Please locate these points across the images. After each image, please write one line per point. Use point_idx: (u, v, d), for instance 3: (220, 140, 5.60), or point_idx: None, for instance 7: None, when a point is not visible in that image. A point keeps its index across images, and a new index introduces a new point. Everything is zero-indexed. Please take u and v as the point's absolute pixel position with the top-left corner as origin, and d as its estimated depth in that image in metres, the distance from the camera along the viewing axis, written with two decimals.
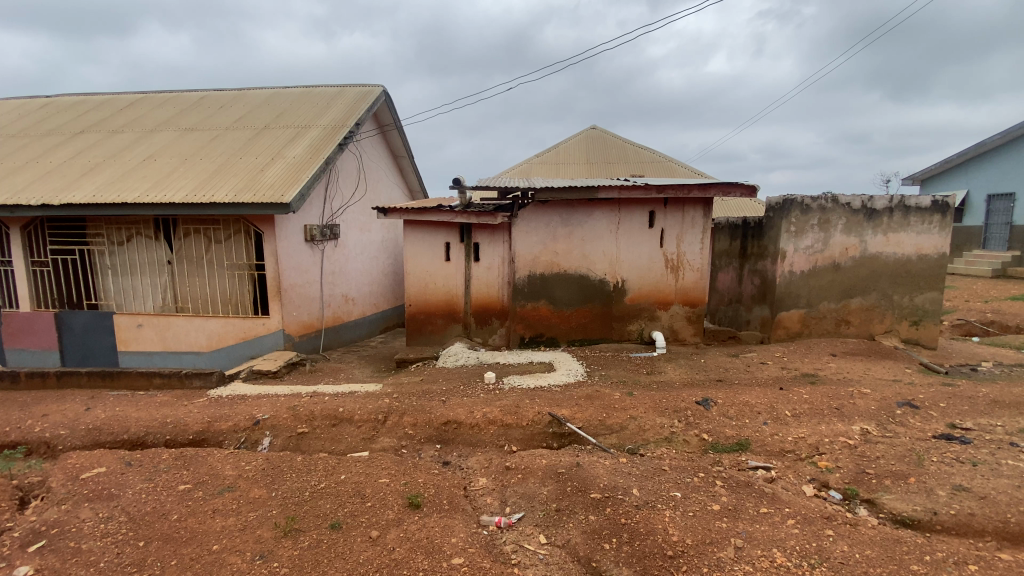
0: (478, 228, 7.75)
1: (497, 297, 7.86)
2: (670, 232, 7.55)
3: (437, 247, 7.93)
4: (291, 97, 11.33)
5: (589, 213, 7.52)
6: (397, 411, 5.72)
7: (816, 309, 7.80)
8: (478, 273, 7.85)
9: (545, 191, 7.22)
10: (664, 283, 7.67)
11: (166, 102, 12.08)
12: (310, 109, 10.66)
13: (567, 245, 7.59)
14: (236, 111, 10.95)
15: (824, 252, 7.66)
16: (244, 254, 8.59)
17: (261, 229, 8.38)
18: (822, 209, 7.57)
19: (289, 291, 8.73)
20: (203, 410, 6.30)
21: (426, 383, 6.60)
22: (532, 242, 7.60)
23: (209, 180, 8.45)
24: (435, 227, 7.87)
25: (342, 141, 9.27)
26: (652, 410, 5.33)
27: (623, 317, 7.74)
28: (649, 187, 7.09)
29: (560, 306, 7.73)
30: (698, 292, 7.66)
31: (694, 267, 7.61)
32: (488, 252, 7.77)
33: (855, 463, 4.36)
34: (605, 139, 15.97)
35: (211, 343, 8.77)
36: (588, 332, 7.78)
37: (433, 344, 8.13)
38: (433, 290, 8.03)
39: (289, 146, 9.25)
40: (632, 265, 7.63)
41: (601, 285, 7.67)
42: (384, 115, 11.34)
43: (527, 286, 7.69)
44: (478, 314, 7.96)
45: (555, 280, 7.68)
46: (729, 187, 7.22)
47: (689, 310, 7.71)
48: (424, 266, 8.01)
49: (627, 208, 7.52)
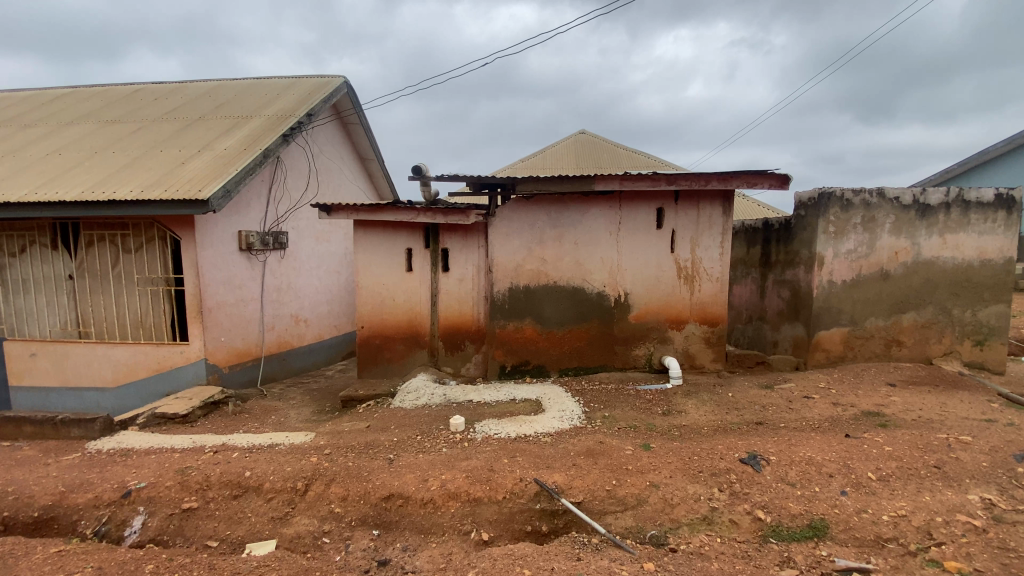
0: (446, 231, 6.26)
1: (471, 316, 6.33)
2: (682, 234, 6.10)
3: (396, 254, 6.37)
4: (237, 87, 9.81)
5: (583, 210, 6.04)
6: (325, 476, 4.13)
7: (861, 326, 6.37)
8: (448, 286, 6.33)
9: (530, 182, 5.77)
10: (676, 297, 6.18)
11: (96, 95, 10.49)
12: (256, 99, 9.14)
13: (556, 250, 6.09)
14: (171, 103, 9.36)
15: (869, 257, 6.28)
16: (159, 267, 6.88)
17: (179, 235, 6.70)
18: (866, 205, 6.22)
19: (215, 311, 7.05)
20: (61, 474, 4.57)
21: (373, 432, 4.99)
22: (513, 247, 6.10)
23: (115, 174, 6.86)
24: (393, 229, 6.32)
25: (288, 131, 7.77)
26: (681, 474, 3.77)
27: (627, 340, 6.19)
28: (656, 178, 5.71)
29: (549, 327, 6.17)
30: (719, 307, 6.17)
31: (713, 277, 6.14)
32: (460, 260, 6.27)
33: (1002, 565, 2.83)
34: (595, 144, 14.72)
35: (117, 376, 7.05)
36: (584, 358, 6.19)
37: (392, 376, 6.49)
38: (391, 308, 6.44)
39: (223, 137, 7.68)
40: (636, 274, 6.13)
41: (599, 300, 6.14)
42: (344, 109, 9.91)
43: (508, 302, 6.15)
44: (448, 337, 6.39)
45: (543, 294, 6.14)
46: (754, 176, 5.81)
47: (707, 330, 6.20)
48: (379, 278, 6.41)
49: (630, 204, 6.04)
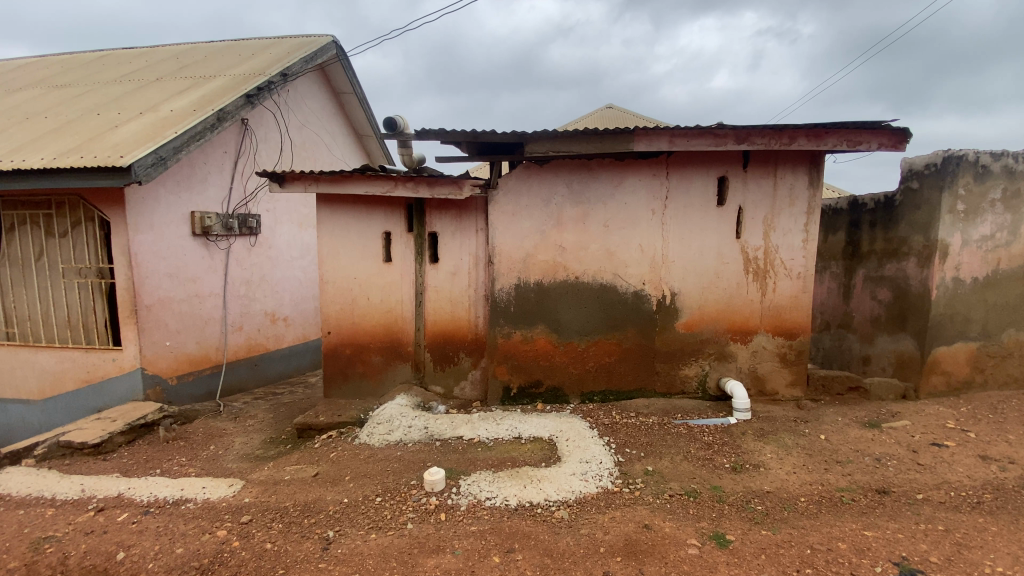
0: (434, 208, 4.77)
1: (466, 320, 4.84)
2: (751, 213, 4.50)
3: (371, 239, 4.87)
4: (209, 48, 8.44)
5: (615, 181, 4.48)
6: (226, 571, 2.72)
7: (994, 341, 4.69)
8: (437, 281, 4.85)
9: (544, 141, 4.21)
10: (740, 299, 4.59)
11: (57, 62, 9.25)
12: (226, 59, 7.75)
13: (579, 235, 4.55)
14: (130, 66, 8.06)
15: (1011, 246, 4.60)
16: (86, 254, 5.58)
17: (107, 214, 5.38)
18: (1011, 174, 4.50)
19: (156, 309, 5.74)
20: None
21: (321, 486, 3.58)
22: (521, 229, 4.57)
23: (35, 141, 5.57)
24: (366, 206, 4.84)
25: (252, 91, 6.39)
26: None
27: (674, 356, 4.63)
28: (720, 133, 4.12)
29: (568, 336, 4.63)
30: (798, 313, 4.58)
31: (791, 272, 4.54)
32: (451, 247, 4.79)
33: None
34: (623, 119, 12.99)
35: (43, 388, 5.83)
36: (615, 379, 4.65)
37: (365, 397, 5.05)
38: (364, 309, 4.95)
39: (173, 97, 6.33)
40: (688, 267, 4.55)
41: (636, 302, 4.58)
42: (333, 73, 8.49)
43: (515, 304, 4.63)
44: (436, 348, 4.91)
45: (560, 294, 4.61)
46: (855, 131, 4.21)
47: (782, 345, 4.62)
48: (348, 270, 4.93)
49: (681, 171, 4.45)
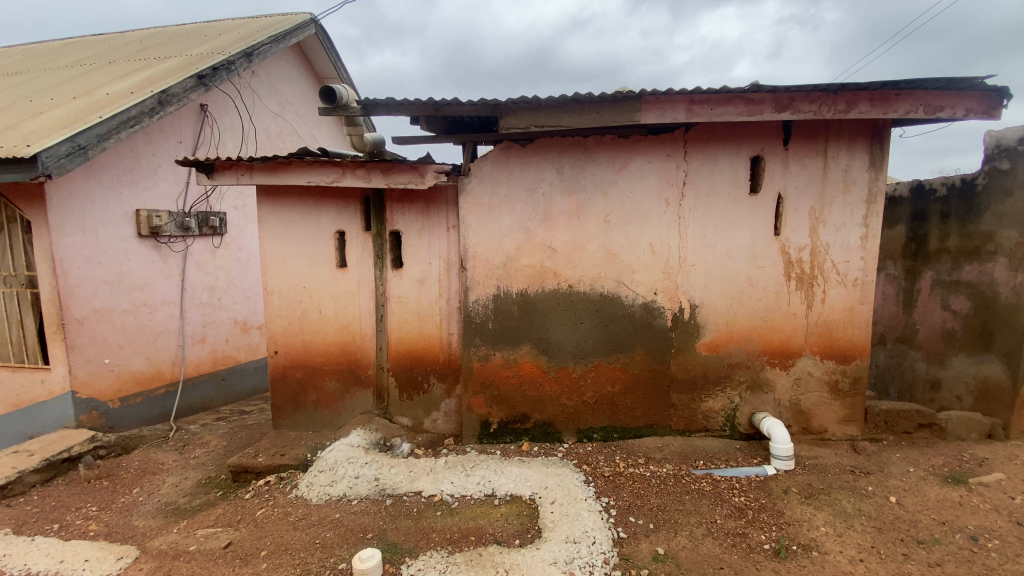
0: (395, 202, 3.88)
1: (438, 338, 3.95)
2: (794, 202, 3.51)
3: (321, 240, 4.00)
4: (176, 30, 7.68)
5: (618, 164, 3.53)
6: None
7: None
8: (401, 290, 3.95)
9: (524, 114, 3.31)
10: (779, 312, 3.61)
11: (21, 50, 8.60)
12: (189, 39, 6.97)
13: (573, 233, 3.62)
14: (89, 52, 7.36)
15: None
16: (8, 260, 4.86)
17: (26, 214, 4.64)
18: None
19: (90, 322, 5.01)
20: None
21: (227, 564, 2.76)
22: (500, 226, 3.65)
23: None
24: (313, 200, 3.97)
25: (204, 70, 5.58)
26: None
27: (693, 384, 3.68)
28: (754, 98, 3.15)
29: (561, 360, 3.71)
30: (851, 330, 3.61)
31: (844, 277, 3.56)
32: (416, 249, 3.89)
33: None
34: None
35: None
36: (619, 413, 3.73)
37: (320, 429, 4.22)
38: (316, 325, 4.10)
39: (116, 81, 5.57)
40: (711, 272, 3.59)
41: (645, 318, 3.65)
42: (313, 53, 7.66)
43: (494, 319, 3.73)
44: (402, 372, 4.03)
45: (549, 307, 3.69)
46: (936, 93, 3.18)
47: (831, 370, 3.65)
48: (295, 278, 4.08)
49: (702, 149, 3.48)
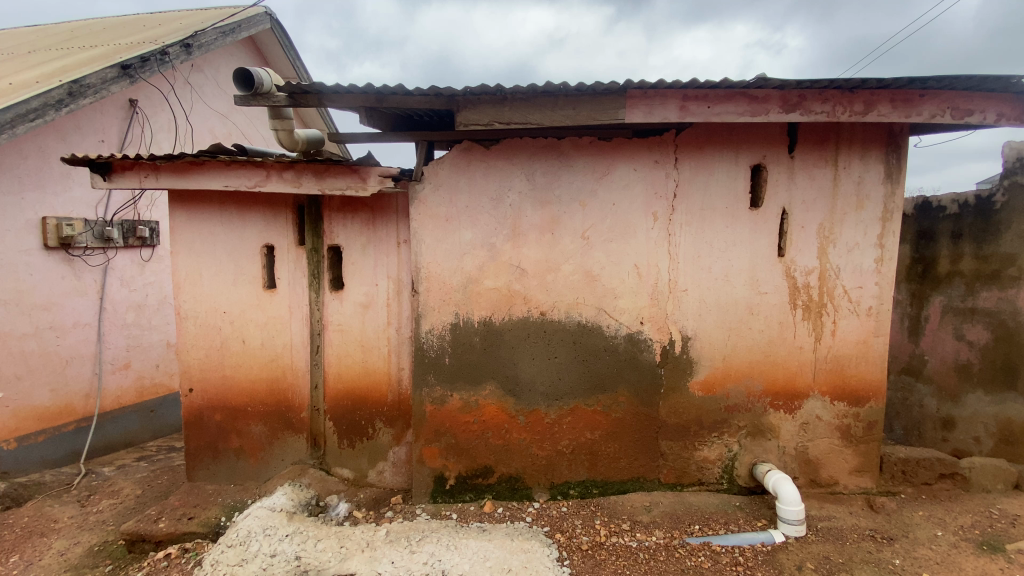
0: (334, 211, 3.26)
1: (385, 375, 3.32)
2: (800, 218, 3.03)
3: (246, 256, 3.36)
4: (112, 21, 6.93)
5: (598, 171, 3.00)
6: None
7: None
8: (342, 317, 3.31)
9: (486, 108, 2.76)
10: (782, 346, 3.11)
11: None
12: (123, 29, 6.25)
13: (545, 251, 3.06)
14: (15, 41, 6.59)
15: None
16: None
17: None
18: None
19: None
20: None
21: None
22: (457, 241, 3.07)
23: None
24: (236, 207, 3.33)
25: (130, 59, 4.87)
26: None
27: (685, 430, 3.14)
28: (758, 94, 2.67)
29: (531, 403, 3.12)
30: (862, 366, 3.13)
31: (855, 306, 3.08)
32: (359, 267, 3.27)
33: None
34: None
35: None
36: (599, 465, 3.15)
37: (243, 482, 3.52)
38: (239, 357, 3.42)
39: (25, 69, 4.83)
40: (706, 299, 3.07)
41: (630, 352, 3.10)
42: (268, 49, 7.02)
43: (451, 354, 3.12)
44: (343, 415, 3.38)
45: (517, 340, 3.11)
46: (963, 95, 2.73)
47: (841, 413, 3.16)
48: (214, 301, 3.40)
49: (696, 156, 2.98)
